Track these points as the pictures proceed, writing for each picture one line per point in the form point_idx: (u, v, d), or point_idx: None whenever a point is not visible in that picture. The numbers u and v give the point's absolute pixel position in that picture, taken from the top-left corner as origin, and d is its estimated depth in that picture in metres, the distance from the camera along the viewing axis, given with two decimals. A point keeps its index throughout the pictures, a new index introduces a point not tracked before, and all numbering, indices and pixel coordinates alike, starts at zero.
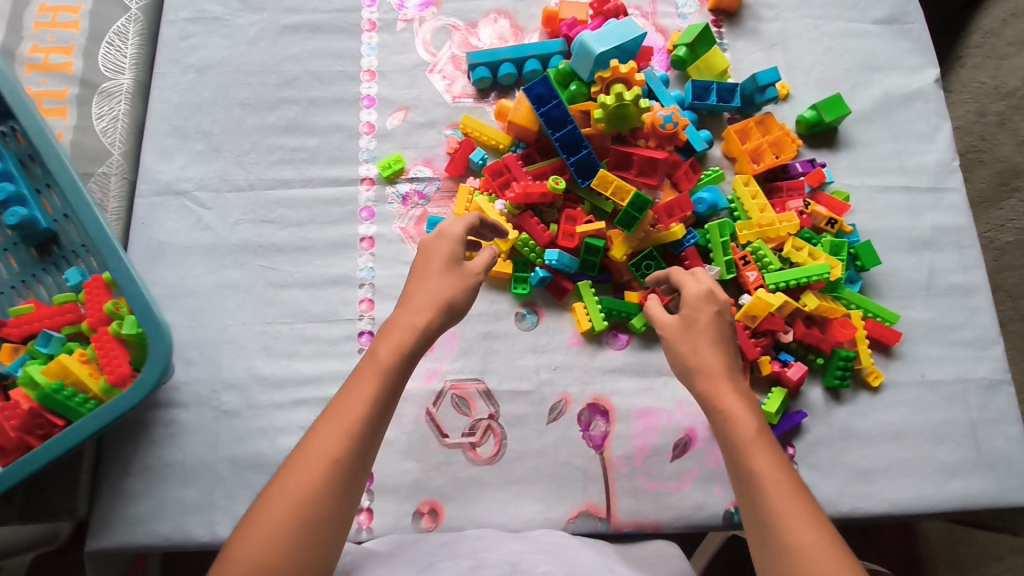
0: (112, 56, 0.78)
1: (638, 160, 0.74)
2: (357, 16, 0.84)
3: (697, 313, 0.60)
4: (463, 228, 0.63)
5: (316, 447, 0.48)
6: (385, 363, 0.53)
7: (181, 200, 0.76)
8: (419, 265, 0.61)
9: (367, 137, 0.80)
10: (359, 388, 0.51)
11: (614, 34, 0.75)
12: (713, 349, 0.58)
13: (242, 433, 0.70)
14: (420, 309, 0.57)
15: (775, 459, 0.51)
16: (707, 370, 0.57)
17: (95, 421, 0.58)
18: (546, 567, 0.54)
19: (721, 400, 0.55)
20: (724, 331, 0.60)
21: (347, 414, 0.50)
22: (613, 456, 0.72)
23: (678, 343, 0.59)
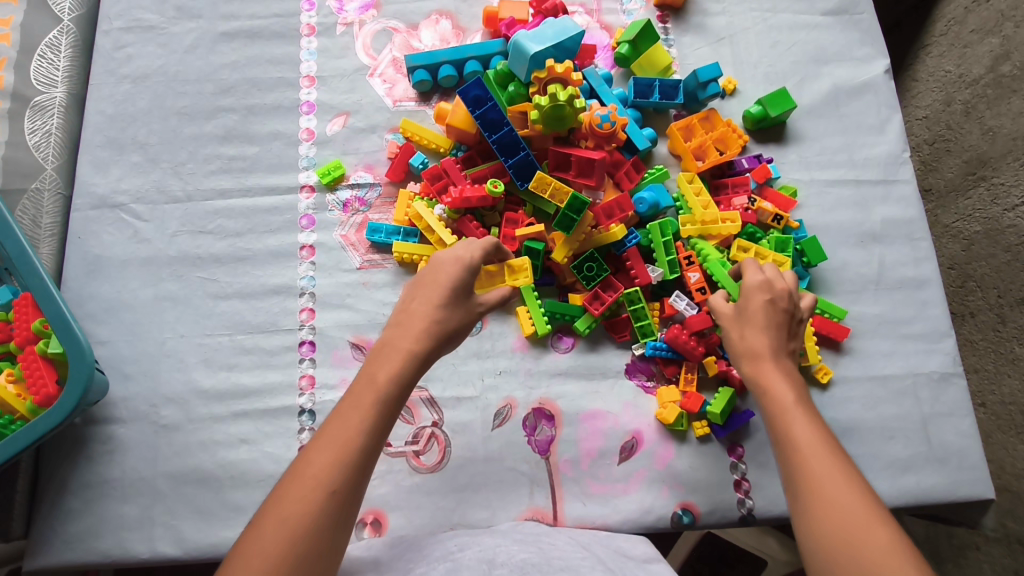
0: (44, 69, 0.78)
1: (577, 160, 0.73)
2: (295, 21, 0.84)
3: (749, 302, 0.62)
4: (477, 252, 0.59)
5: (311, 476, 0.46)
6: (382, 389, 0.51)
7: (117, 213, 0.75)
8: (426, 283, 0.57)
9: (307, 144, 0.79)
10: (362, 412, 0.49)
11: (550, 33, 0.75)
12: (762, 337, 0.60)
13: (182, 447, 0.68)
14: (417, 334, 0.54)
15: (827, 452, 0.49)
16: (753, 352, 0.59)
17: (16, 442, 0.57)
18: (523, 555, 0.55)
19: (771, 389, 0.56)
20: (776, 318, 0.61)
21: (350, 439, 0.48)
22: (559, 461, 0.70)
23: (729, 329, 0.62)
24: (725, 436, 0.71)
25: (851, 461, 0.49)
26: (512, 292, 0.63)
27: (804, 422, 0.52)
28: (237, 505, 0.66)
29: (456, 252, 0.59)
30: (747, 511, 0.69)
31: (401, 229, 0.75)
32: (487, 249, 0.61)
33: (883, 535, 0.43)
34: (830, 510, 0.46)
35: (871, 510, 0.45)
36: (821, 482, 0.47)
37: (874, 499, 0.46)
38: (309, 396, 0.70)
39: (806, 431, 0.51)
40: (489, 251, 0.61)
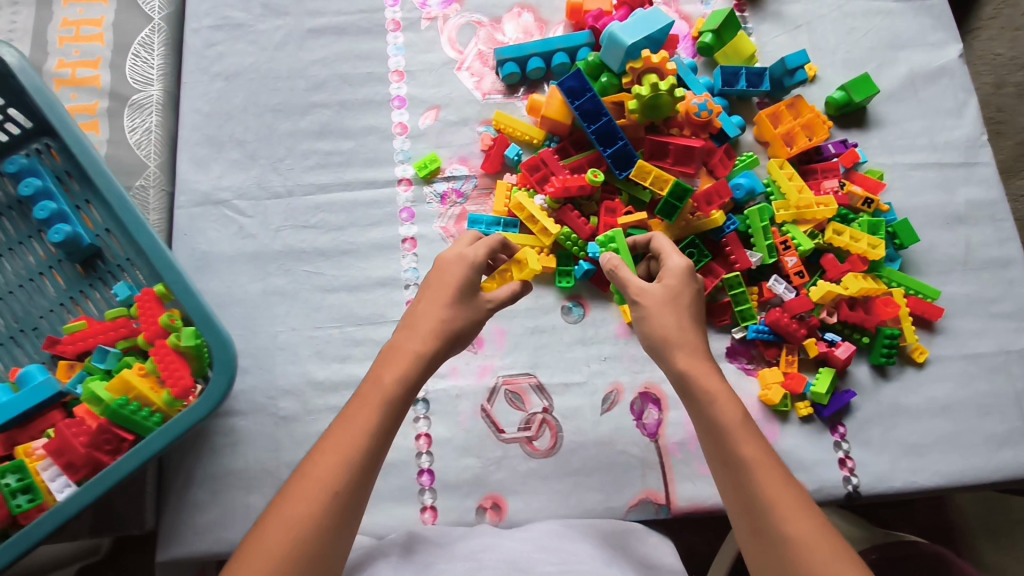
0: (140, 68, 0.79)
1: (675, 148, 0.74)
2: (380, 17, 0.84)
3: (680, 290, 0.59)
4: (485, 251, 0.61)
5: (317, 477, 0.47)
6: (389, 391, 0.52)
7: (221, 209, 0.76)
8: (431, 286, 0.58)
9: (401, 138, 0.80)
10: (364, 418, 0.50)
11: (642, 24, 0.75)
12: (696, 332, 0.57)
13: (303, 438, 0.70)
14: (426, 336, 0.55)
15: (777, 473, 0.50)
16: (688, 345, 0.56)
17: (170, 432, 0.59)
18: (545, 567, 0.57)
19: (714, 397, 0.53)
20: (698, 308, 0.59)
21: (353, 445, 0.49)
22: (668, 443, 0.72)
23: (659, 312, 0.57)
24: (828, 417, 0.73)
25: (793, 480, 0.50)
26: (522, 284, 0.62)
27: (750, 437, 0.51)
28: None
29: (460, 252, 0.60)
30: (853, 488, 0.71)
31: (501, 219, 0.75)
32: (493, 247, 0.62)
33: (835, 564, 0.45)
34: (792, 540, 0.47)
35: (816, 533, 0.47)
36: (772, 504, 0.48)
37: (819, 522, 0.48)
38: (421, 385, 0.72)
39: (752, 446, 0.51)
40: (495, 249, 0.62)
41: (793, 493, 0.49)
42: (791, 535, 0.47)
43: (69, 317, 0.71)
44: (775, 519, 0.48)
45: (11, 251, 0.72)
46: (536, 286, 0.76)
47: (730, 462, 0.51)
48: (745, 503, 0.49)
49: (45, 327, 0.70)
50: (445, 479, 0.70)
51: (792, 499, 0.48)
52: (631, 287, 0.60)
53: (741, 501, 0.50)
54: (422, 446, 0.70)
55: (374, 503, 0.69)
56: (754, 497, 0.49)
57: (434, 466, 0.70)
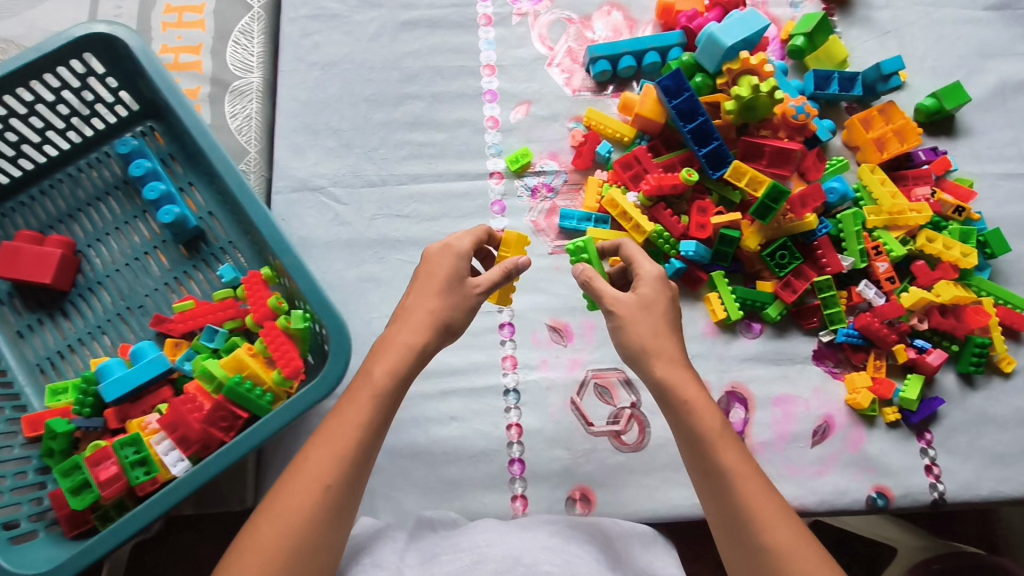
0: (240, 56, 0.81)
1: (771, 151, 0.74)
2: (472, 11, 0.85)
3: (656, 294, 0.57)
4: (471, 244, 0.60)
5: (309, 470, 0.49)
6: (378, 386, 0.53)
7: (317, 196, 0.77)
8: (419, 281, 0.58)
9: (492, 132, 0.81)
10: (348, 416, 0.51)
11: (741, 25, 0.74)
12: (673, 341, 0.56)
13: (396, 423, 0.71)
14: (416, 329, 0.55)
15: (759, 484, 0.51)
16: (665, 353, 0.55)
17: (288, 412, 0.60)
18: (547, 567, 0.53)
19: (696, 409, 0.53)
20: (675, 310, 0.58)
21: (339, 437, 0.50)
22: (754, 442, 0.73)
23: (635, 320, 0.56)
24: (915, 423, 0.73)
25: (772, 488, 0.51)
26: (516, 261, 0.59)
27: (730, 447, 0.52)
28: (452, 480, 0.70)
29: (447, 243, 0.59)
30: (939, 495, 0.71)
31: (592, 215, 0.76)
32: (478, 237, 0.62)
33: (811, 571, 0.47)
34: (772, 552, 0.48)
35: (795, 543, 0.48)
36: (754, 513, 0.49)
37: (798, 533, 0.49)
38: (512, 376, 0.73)
39: (733, 457, 0.51)
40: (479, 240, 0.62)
41: (773, 501, 0.50)
42: (770, 546, 0.48)
43: (173, 297, 0.73)
44: (756, 532, 0.49)
45: (119, 230, 0.74)
46: None
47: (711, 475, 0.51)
48: (726, 516, 0.50)
49: (151, 306, 0.72)
50: (535, 469, 0.71)
51: (773, 512, 0.49)
52: (604, 296, 0.58)
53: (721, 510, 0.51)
54: (513, 436, 0.72)
55: (465, 489, 0.70)
56: (735, 506, 0.50)
57: (524, 456, 0.71)
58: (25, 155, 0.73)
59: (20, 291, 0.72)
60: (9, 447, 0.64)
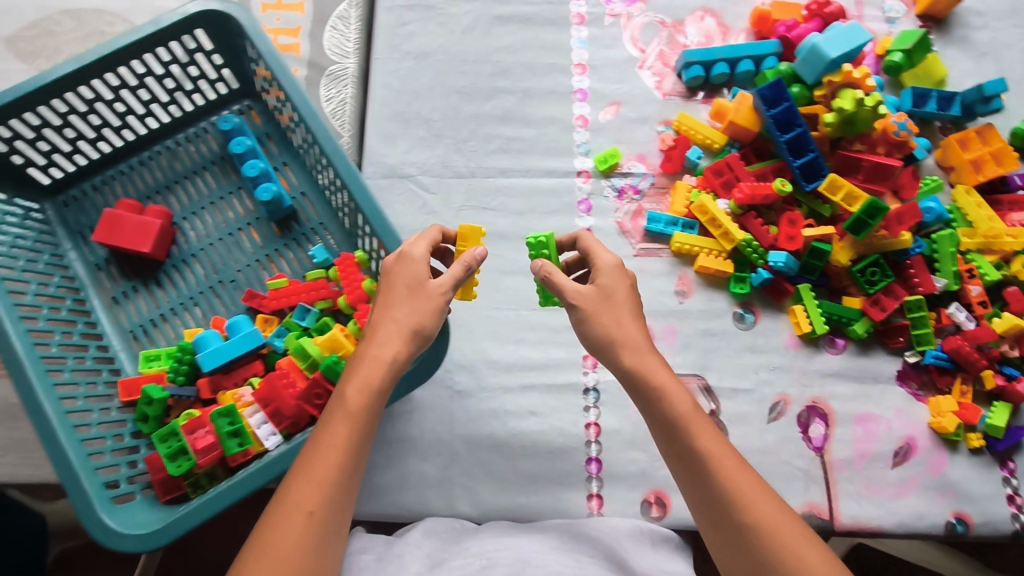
0: (337, 41, 0.82)
1: (869, 166, 0.73)
2: (566, 9, 0.85)
3: (615, 286, 0.54)
4: (426, 248, 0.56)
5: (291, 499, 0.45)
6: (351, 400, 0.48)
7: (406, 183, 0.78)
8: (382, 294, 0.54)
9: (581, 130, 0.81)
10: (335, 444, 0.47)
11: (844, 37, 0.75)
12: (638, 328, 0.53)
13: (475, 414, 0.72)
14: (388, 341, 0.50)
15: (737, 464, 0.48)
16: (632, 343, 0.52)
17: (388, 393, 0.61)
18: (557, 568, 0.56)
19: (664, 391, 0.50)
20: (638, 301, 0.55)
21: (317, 471, 0.46)
22: (833, 459, 0.72)
23: (600, 314, 0.53)
24: (998, 451, 0.72)
25: (766, 485, 0.48)
26: (474, 254, 0.54)
27: (712, 436, 0.49)
28: (528, 474, 0.70)
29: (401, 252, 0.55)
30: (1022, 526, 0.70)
31: (680, 220, 0.77)
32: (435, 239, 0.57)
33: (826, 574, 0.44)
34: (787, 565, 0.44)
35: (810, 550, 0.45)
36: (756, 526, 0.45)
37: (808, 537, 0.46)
38: (592, 375, 0.73)
39: (715, 443, 0.49)
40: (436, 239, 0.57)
41: (769, 499, 0.47)
42: (756, 531, 0.45)
43: (264, 274, 0.74)
44: (743, 526, 0.46)
45: (213, 205, 0.76)
46: (709, 289, 0.77)
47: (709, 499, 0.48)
48: (711, 506, 0.48)
49: (243, 280, 0.74)
50: (611, 469, 0.71)
51: (755, 492, 0.47)
52: (565, 291, 0.54)
53: (726, 535, 0.47)
54: (591, 435, 0.71)
55: (542, 485, 0.70)
56: (738, 524, 0.46)
57: (602, 455, 0.71)
58: (128, 126, 0.75)
59: (117, 258, 0.74)
60: (107, 410, 0.65)
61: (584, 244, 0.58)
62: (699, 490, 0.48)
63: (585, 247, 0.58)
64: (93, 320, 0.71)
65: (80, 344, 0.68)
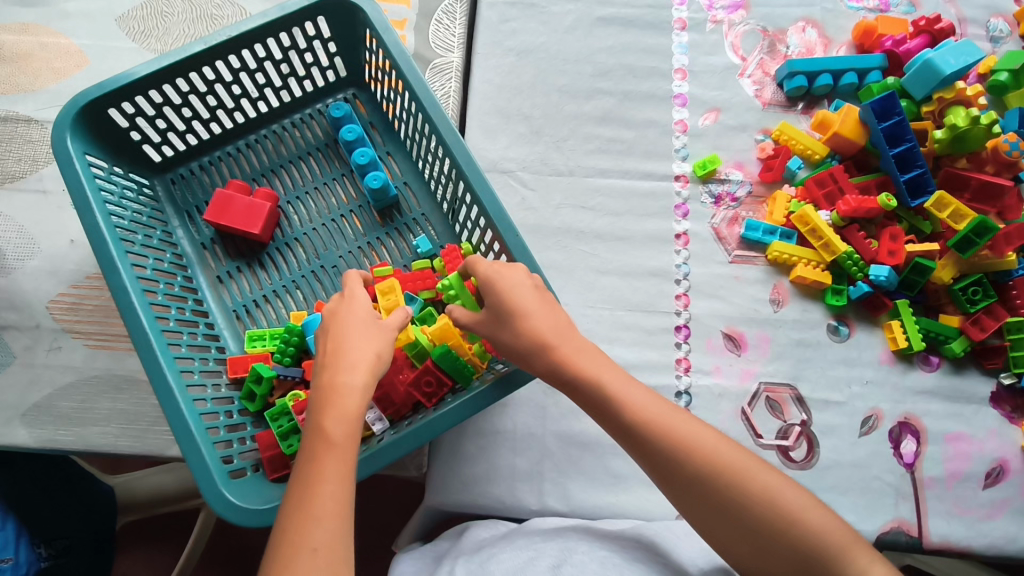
0: (442, 35, 0.84)
1: (977, 184, 0.75)
2: (668, 14, 0.87)
3: (507, 285, 0.53)
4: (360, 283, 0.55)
5: (293, 547, 0.40)
6: (325, 428, 0.46)
7: (506, 178, 0.79)
8: (327, 332, 0.51)
9: (680, 135, 0.82)
10: (325, 478, 0.43)
11: (959, 53, 0.76)
12: (545, 323, 0.52)
13: (568, 410, 0.72)
14: (351, 370, 0.48)
15: (710, 440, 0.48)
16: (543, 348, 0.52)
17: (498, 389, 0.60)
18: (602, 552, 0.57)
19: (587, 374, 0.51)
20: (547, 295, 0.55)
21: (313, 505, 0.42)
22: (924, 476, 0.72)
23: (498, 333, 0.54)
24: None
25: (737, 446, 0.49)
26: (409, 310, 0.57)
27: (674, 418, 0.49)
28: (618, 474, 0.70)
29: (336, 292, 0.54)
30: None
31: (778, 229, 0.77)
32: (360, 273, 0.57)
33: (815, 510, 0.46)
34: (795, 519, 0.45)
35: (795, 494, 0.47)
36: (754, 496, 0.46)
37: (789, 482, 0.48)
38: (685, 379, 0.73)
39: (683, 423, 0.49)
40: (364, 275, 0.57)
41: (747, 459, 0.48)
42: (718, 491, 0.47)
43: (365, 261, 0.75)
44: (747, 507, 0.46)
45: (317, 190, 0.77)
46: (804, 300, 0.77)
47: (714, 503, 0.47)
48: (675, 481, 0.48)
49: (344, 266, 0.74)
50: None
51: (707, 442, 0.48)
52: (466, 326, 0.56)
53: (744, 529, 0.46)
54: None
55: (633, 485, 0.70)
56: (744, 511, 0.46)
57: None
58: (240, 109, 0.77)
59: (222, 238, 0.75)
60: (217, 386, 0.66)
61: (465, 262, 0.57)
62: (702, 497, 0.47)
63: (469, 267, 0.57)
64: (199, 297, 0.72)
65: (192, 320, 0.68)
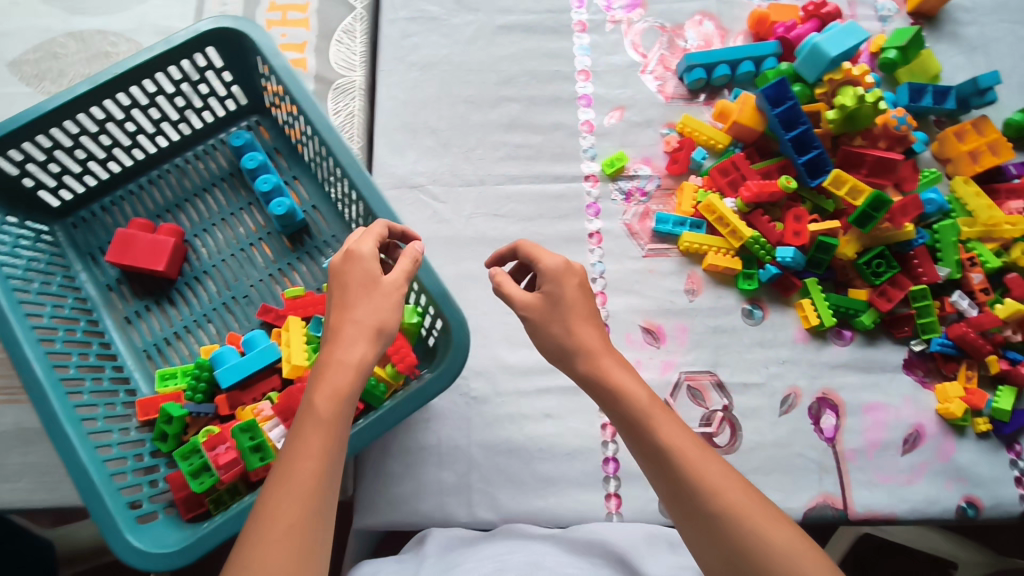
0: (343, 54, 0.84)
1: (871, 160, 0.77)
2: (568, 17, 0.88)
3: (558, 289, 0.52)
4: (373, 244, 0.53)
5: (267, 525, 0.39)
6: (317, 406, 0.43)
7: (416, 193, 0.79)
8: (336, 297, 0.50)
9: (587, 135, 0.83)
10: (309, 455, 0.41)
11: (844, 36, 0.78)
12: (595, 332, 0.51)
13: (492, 419, 0.72)
14: (351, 342, 0.46)
15: (734, 486, 0.44)
16: (588, 350, 0.50)
17: (408, 403, 0.61)
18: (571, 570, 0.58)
19: (623, 388, 0.48)
20: (591, 303, 0.53)
21: (294, 480, 0.40)
22: (845, 449, 0.73)
23: (549, 325, 0.52)
24: (1008, 434, 0.74)
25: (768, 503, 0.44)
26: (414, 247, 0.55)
27: (699, 453, 0.45)
28: (546, 477, 0.71)
29: (346, 251, 0.52)
30: None
31: (687, 220, 0.79)
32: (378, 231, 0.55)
33: None
34: None
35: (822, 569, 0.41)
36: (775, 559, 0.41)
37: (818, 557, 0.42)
38: None
39: (708, 462, 0.45)
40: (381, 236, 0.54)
41: (774, 516, 0.43)
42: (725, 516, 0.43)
43: (277, 288, 0.74)
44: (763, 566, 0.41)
45: (224, 221, 0.76)
46: (718, 287, 0.78)
47: (726, 547, 0.42)
48: (688, 513, 0.44)
49: (256, 295, 0.74)
50: (630, 469, 0.71)
51: (732, 488, 0.44)
52: (514, 300, 0.54)
53: None
54: (608, 435, 0.72)
55: (561, 486, 0.70)
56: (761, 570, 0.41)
57: (619, 454, 0.71)
58: (138, 145, 0.75)
59: (129, 278, 0.74)
60: (126, 430, 0.65)
61: (523, 251, 0.56)
62: (716, 539, 0.43)
63: (525, 254, 0.56)
64: (106, 340, 0.71)
65: (97, 365, 0.67)
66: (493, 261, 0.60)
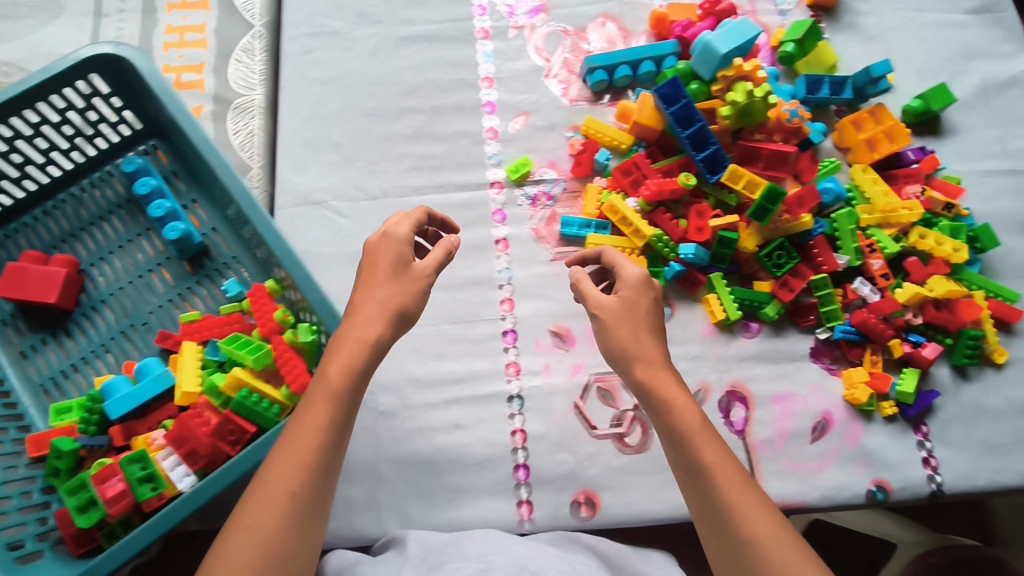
0: (242, 74, 0.84)
1: (767, 154, 0.77)
2: (470, 26, 0.88)
3: (638, 301, 0.57)
4: (410, 227, 0.59)
5: (270, 481, 0.45)
6: (333, 382, 0.50)
7: (319, 210, 0.79)
8: (366, 274, 0.56)
9: (492, 142, 0.83)
10: (312, 425, 0.48)
11: (735, 34, 0.79)
12: (655, 344, 0.55)
13: (401, 433, 0.72)
14: (369, 321, 0.53)
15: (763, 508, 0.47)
16: (647, 358, 0.54)
17: None
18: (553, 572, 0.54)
19: (674, 402, 0.52)
20: (655, 320, 0.57)
21: (301, 443, 0.47)
22: (755, 440, 0.74)
23: (618, 327, 0.56)
24: (913, 416, 0.74)
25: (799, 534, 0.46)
26: (455, 244, 0.59)
27: (737, 469, 0.49)
28: (456, 488, 0.70)
29: (383, 233, 0.58)
30: (938, 486, 0.72)
31: (592, 221, 0.79)
32: (417, 220, 0.60)
33: None
34: None
35: None
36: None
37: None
38: (516, 383, 0.74)
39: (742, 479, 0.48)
40: (418, 221, 0.60)
41: (795, 542, 0.45)
42: (756, 541, 0.45)
43: (178, 313, 0.73)
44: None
45: (122, 248, 0.75)
46: None
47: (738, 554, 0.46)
48: (712, 518, 0.48)
49: (155, 322, 0.73)
50: (540, 474, 0.71)
51: (761, 510, 0.47)
52: (590, 298, 0.58)
53: None
54: (518, 442, 0.72)
55: (472, 496, 0.70)
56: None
57: (529, 461, 0.71)
58: (28, 176, 0.74)
59: (23, 312, 0.73)
60: (13, 468, 0.63)
61: (608, 258, 0.61)
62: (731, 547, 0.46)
63: (609, 262, 0.61)
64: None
65: None
66: (576, 261, 0.65)
